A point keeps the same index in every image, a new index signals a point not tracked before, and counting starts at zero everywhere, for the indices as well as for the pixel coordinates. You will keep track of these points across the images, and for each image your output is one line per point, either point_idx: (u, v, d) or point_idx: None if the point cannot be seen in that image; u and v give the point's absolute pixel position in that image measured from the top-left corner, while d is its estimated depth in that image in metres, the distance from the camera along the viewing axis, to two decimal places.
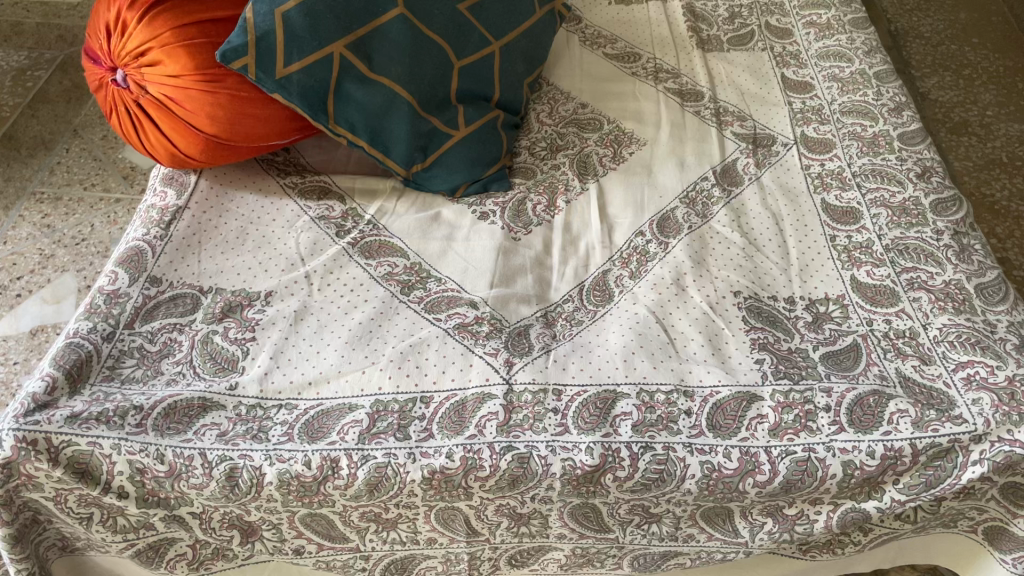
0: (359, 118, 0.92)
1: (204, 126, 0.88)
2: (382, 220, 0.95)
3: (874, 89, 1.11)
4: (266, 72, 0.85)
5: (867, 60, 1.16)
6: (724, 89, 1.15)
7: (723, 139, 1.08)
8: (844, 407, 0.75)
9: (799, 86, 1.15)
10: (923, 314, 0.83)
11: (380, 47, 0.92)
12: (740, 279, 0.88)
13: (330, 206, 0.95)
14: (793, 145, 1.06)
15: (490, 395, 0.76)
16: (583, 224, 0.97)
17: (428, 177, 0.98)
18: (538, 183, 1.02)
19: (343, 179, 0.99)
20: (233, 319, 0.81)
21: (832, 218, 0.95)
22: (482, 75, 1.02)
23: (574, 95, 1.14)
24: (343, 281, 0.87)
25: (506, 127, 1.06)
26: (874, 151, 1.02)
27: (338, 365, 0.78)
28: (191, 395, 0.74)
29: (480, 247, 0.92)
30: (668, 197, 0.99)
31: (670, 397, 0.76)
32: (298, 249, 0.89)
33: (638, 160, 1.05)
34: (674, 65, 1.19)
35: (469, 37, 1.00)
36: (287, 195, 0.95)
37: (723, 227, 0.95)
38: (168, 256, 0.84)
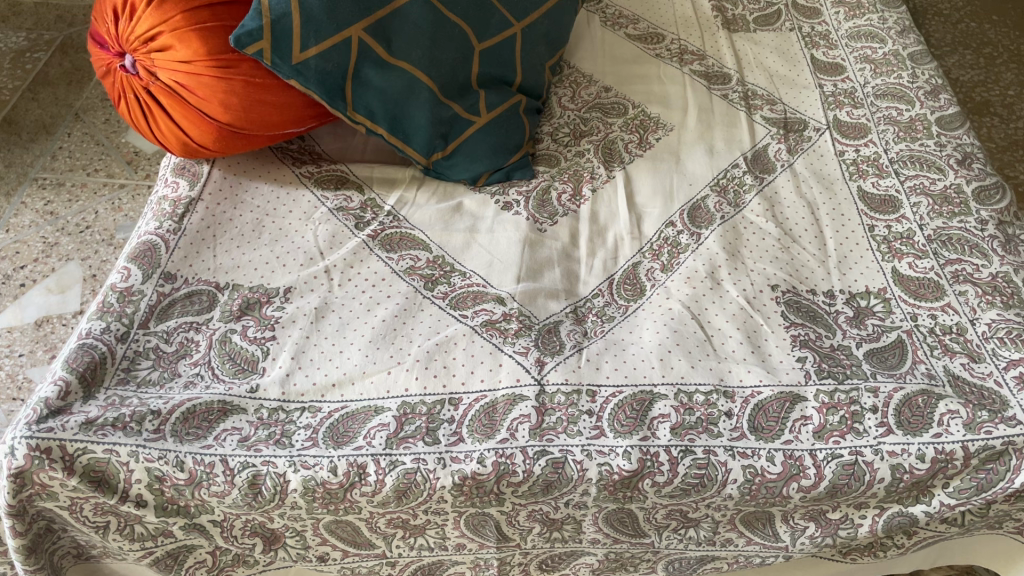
0: (378, 105, 0.89)
1: (218, 115, 0.84)
2: (402, 211, 0.91)
3: (909, 71, 1.07)
4: (282, 57, 0.82)
5: (901, 41, 1.11)
6: (752, 71, 1.11)
7: (752, 123, 1.04)
8: (892, 408, 0.72)
9: (830, 68, 1.11)
10: (970, 309, 0.79)
11: (400, 30, 0.88)
12: (777, 272, 0.85)
13: (348, 196, 0.92)
14: (826, 130, 1.02)
15: (521, 396, 0.73)
16: (611, 214, 0.93)
17: (449, 165, 0.95)
18: (562, 171, 0.98)
19: (360, 168, 0.95)
20: (251, 317, 0.78)
21: (870, 207, 0.92)
22: (504, 57, 0.98)
23: (597, 78, 1.10)
24: (365, 276, 0.83)
25: (528, 112, 1.02)
26: (912, 136, 0.98)
27: (362, 365, 0.74)
28: (209, 399, 0.71)
29: (505, 238, 0.89)
30: (698, 185, 0.96)
31: (710, 398, 0.73)
32: (317, 243, 0.86)
33: (665, 147, 1.01)
34: (699, 46, 1.15)
35: (490, 18, 0.96)
36: (303, 185, 0.92)
37: (757, 217, 0.91)
38: (182, 251, 0.81)
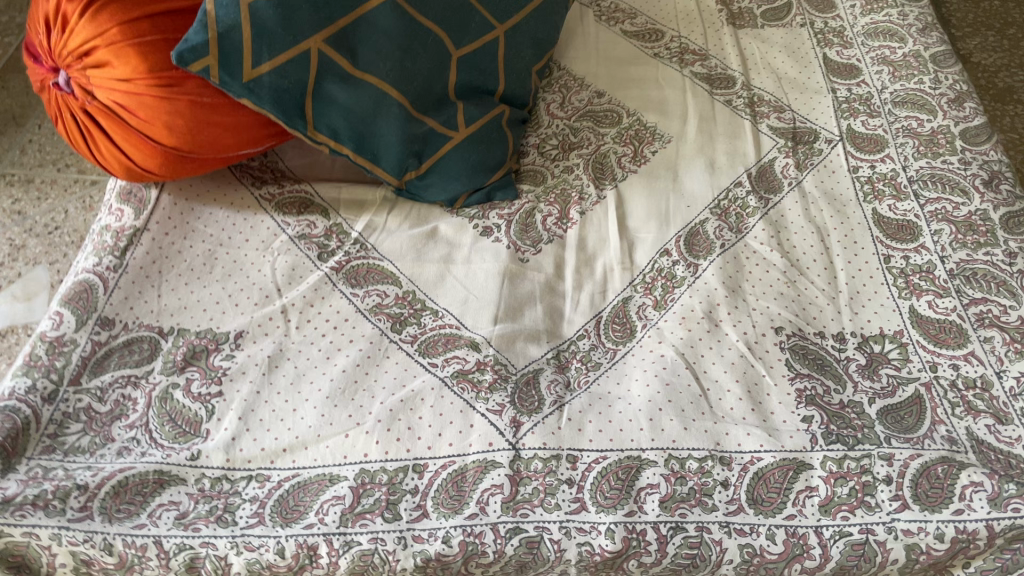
0: (342, 123, 0.80)
1: (162, 138, 0.76)
2: (370, 238, 0.83)
3: (931, 75, 0.97)
4: (231, 75, 0.73)
5: (923, 40, 1.02)
6: (759, 73, 1.02)
7: (758, 134, 0.95)
8: (908, 480, 0.64)
9: (845, 70, 1.01)
10: (996, 360, 0.71)
11: (366, 39, 0.79)
12: (782, 312, 0.77)
13: (311, 222, 0.83)
14: (839, 142, 0.93)
15: (493, 463, 0.66)
16: (600, 241, 0.85)
17: (424, 186, 0.86)
18: (549, 190, 0.90)
19: (327, 188, 0.87)
20: (197, 368, 0.70)
21: (886, 234, 0.83)
22: (485, 64, 0.89)
23: (589, 82, 1.01)
24: (326, 316, 0.76)
25: (513, 122, 0.93)
26: (933, 152, 0.89)
27: (317, 427, 0.67)
28: (144, 469, 0.63)
29: (482, 271, 0.81)
30: (697, 207, 0.87)
31: (704, 465, 0.66)
32: (274, 278, 0.78)
33: (662, 162, 0.92)
34: (701, 44, 1.05)
35: (469, 22, 0.87)
36: (263, 209, 0.84)
37: (760, 246, 0.83)
38: (122, 291, 0.73)
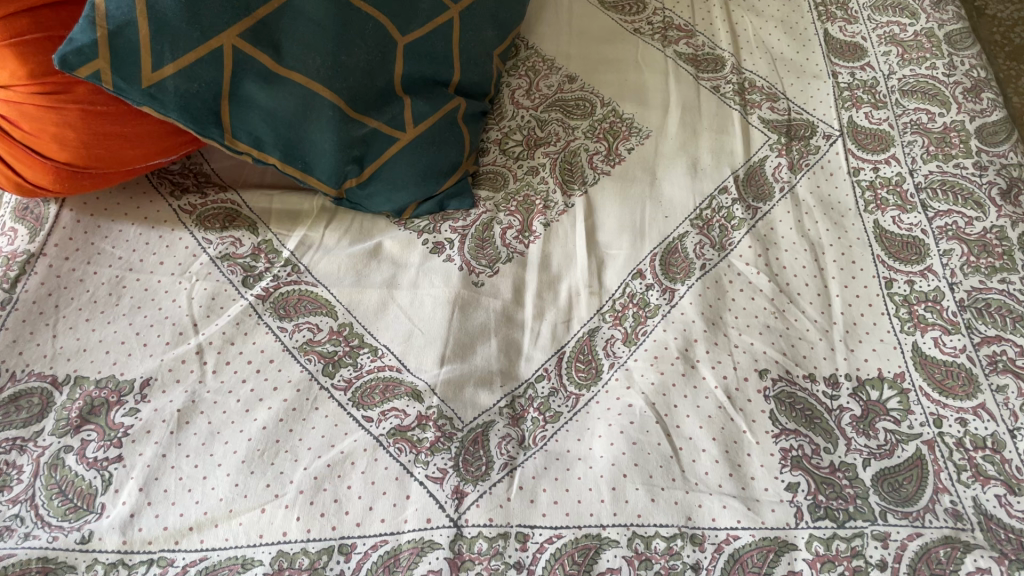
0: (266, 130, 0.70)
1: (52, 152, 0.65)
2: (304, 259, 0.73)
3: (946, 59, 0.86)
4: (127, 80, 0.62)
5: (938, 15, 0.90)
6: (752, 53, 0.91)
7: (748, 127, 0.84)
8: (905, 565, 0.55)
9: (848, 50, 0.90)
10: (1009, 415, 0.63)
11: (290, 31, 0.68)
12: (768, 351, 0.68)
13: (237, 239, 0.73)
14: (838, 138, 0.83)
15: (431, 543, 0.57)
16: (566, 259, 0.75)
17: (366, 196, 0.76)
18: (509, 196, 0.80)
19: (256, 198, 0.77)
20: (95, 426, 0.61)
21: (888, 252, 0.74)
22: (437, 51, 0.78)
23: (560, 64, 0.90)
24: (247, 358, 0.66)
25: (471, 117, 0.82)
26: (945, 153, 0.79)
27: (229, 500, 0.58)
28: (26, 557, 0.55)
29: (430, 298, 0.71)
30: (676, 218, 0.78)
31: (673, 546, 0.57)
32: (190, 310, 0.68)
33: (638, 161, 0.82)
34: (687, 18, 0.94)
35: (415, 3, 0.76)
36: (181, 224, 0.74)
37: (746, 266, 0.73)
38: (11, 333, 0.64)
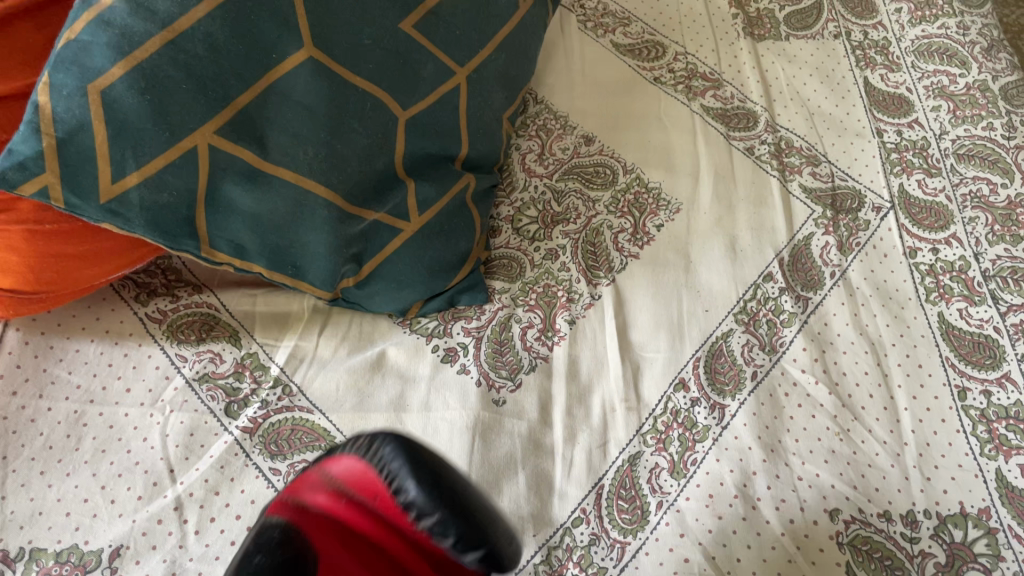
0: (250, 235, 0.59)
1: None
2: (295, 376, 0.63)
3: (1004, 118, 0.77)
4: (82, 195, 0.52)
5: (990, 65, 0.81)
6: (787, 107, 0.81)
7: (789, 198, 0.75)
8: None
9: (893, 103, 0.81)
10: None
11: (277, 119, 0.57)
12: (835, 485, 0.59)
13: (216, 353, 0.63)
14: (890, 211, 0.74)
15: None
16: (597, 365, 0.66)
17: (365, 295, 0.66)
18: (527, 287, 0.70)
19: (236, 299, 0.66)
20: None
21: (958, 353, 0.66)
22: (444, 123, 0.67)
23: (574, 122, 0.80)
24: (235, 511, 0.56)
25: (480, 195, 0.72)
26: (1011, 233, 0.71)
27: None
28: None
29: (445, 423, 0.62)
30: (717, 312, 0.69)
31: None
32: (165, 452, 0.58)
33: (669, 241, 0.72)
34: (713, 64, 0.84)
35: (419, 70, 0.64)
36: (149, 336, 0.63)
37: (802, 375, 0.65)
38: None
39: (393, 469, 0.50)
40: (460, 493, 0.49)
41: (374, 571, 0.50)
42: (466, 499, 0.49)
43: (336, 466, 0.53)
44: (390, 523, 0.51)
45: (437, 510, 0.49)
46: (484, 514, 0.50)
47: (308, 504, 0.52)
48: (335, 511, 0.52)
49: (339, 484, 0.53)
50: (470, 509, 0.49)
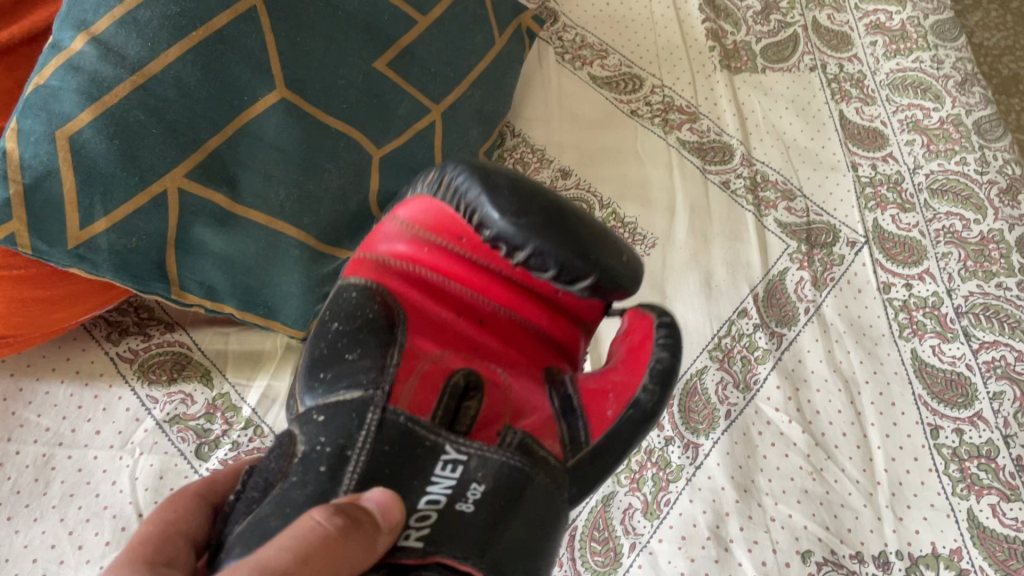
0: (222, 278, 0.58)
1: None
2: (267, 419, 0.63)
3: (977, 152, 0.77)
4: (50, 241, 0.51)
5: (964, 99, 0.81)
6: (763, 140, 0.81)
7: (764, 233, 0.76)
8: None
9: (867, 136, 0.82)
10: None
11: (249, 161, 0.57)
12: (808, 525, 0.60)
13: (187, 393, 0.63)
14: (864, 246, 0.74)
15: None
16: None
17: None
18: None
19: (209, 337, 0.65)
20: None
21: (931, 391, 0.66)
22: (418, 161, 0.67)
23: (551, 155, 0.80)
24: None
25: None
26: (984, 269, 0.71)
27: None
28: None
29: None
30: (692, 349, 0.69)
31: None
32: (134, 497, 0.57)
33: (646, 276, 0.72)
34: (689, 97, 0.84)
35: (394, 109, 0.64)
36: (120, 376, 0.62)
37: (776, 413, 0.65)
38: None
39: (473, 203, 0.48)
40: (575, 246, 0.46)
41: (478, 335, 0.54)
42: (557, 222, 0.47)
43: (400, 212, 0.55)
44: (479, 256, 0.54)
45: (529, 243, 0.46)
46: (585, 235, 0.47)
47: (386, 255, 0.54)
48: (421, 263, 0.54)
49: (417, 231, 0.54)
50: (561, 229, 0.46)
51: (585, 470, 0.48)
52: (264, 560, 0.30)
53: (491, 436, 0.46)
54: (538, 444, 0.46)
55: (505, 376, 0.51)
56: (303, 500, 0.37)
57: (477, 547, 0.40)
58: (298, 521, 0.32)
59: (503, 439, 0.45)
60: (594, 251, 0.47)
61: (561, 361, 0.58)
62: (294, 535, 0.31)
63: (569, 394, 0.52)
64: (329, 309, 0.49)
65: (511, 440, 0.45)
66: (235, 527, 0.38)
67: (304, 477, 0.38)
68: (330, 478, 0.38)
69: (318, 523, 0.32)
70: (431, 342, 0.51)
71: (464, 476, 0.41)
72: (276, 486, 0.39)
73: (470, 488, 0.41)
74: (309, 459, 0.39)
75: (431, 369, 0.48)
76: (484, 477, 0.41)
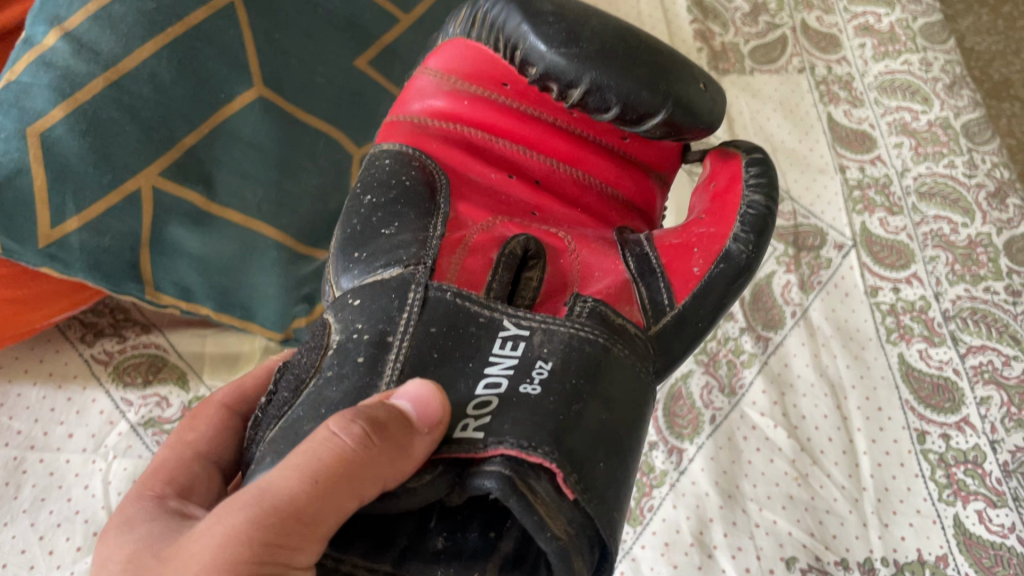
0: (196, 278, 0.56)
1: None
2: None
3: (965, 155, 0.77)
4: (20, 240, 0.50)
5: (952, 101, 0.81)
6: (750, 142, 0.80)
7: None
8: None
9: (855, 139, 0.80)
10: None
11: (226, 158, 0.56)
12: (793, 531, 0.59)
13: (162, 396, 0.61)
14: (851, 249, 0.73)
15: None
16: None
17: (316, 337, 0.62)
18: None
19: (186, 339, 0.64)
20: None
21: (918, 397, 0.66)
22: None
23: None
24: None
25: None
26: (972, 273, 0.71)
27: None
28: None
29: None
30: None
31: None
32: (106, 500, 0.56)
33: None
34: None
35: (374, 108, 0.63)
36: (94, 378, 0.61)
37: (761, 418, 0.64)
38: None
39: (520, 36, 0.48)
40: (645, 76, 0.46)
41: (530, 192, 0.51)
42: (613, 50, 0.46)
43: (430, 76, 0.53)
44: (527, 105, 0.53)
45: (586, 76, 0.46)
46: (647, 60, 0.47)
47: (421, 112, 0.52)
48: (461, 116, 0.52)
49: (455, 83, 0.52)
50: (618, 57, 0.46)
51: (669, 340, 0.46)
52: (276, 478, 0.30)
53: (557, 308, 0.44)
54: (606, 318, 0.42)
55: (570, 243, 0.49)
56: (338, 398, 0.35)
57: (549, 434, 0.33)
58: (316, 431, 0.31)
59: (570, 310, 0.42)
60: (661, 76, 0.47)
61: (632, 220, 0.56)
62: (314, 449, 0.30)
63: (647, 253, 0.48)
64: (363, 179, 0.47)
65: (581, 310, 0.41)
66: (267, 432, 0.36)
67: (339, 371, 0.36)
68: (369, 370, 0.36)
69: (336, 437, 0.31)
70: (484, 210, 0.48)
71: (528, 354, 0.36)
72: (310, 383, 0.37)
73: (536, 366, 0.36)
74: (346, 350, 0.37)
75: (481, 237, 0.46)
76: (551, 354, 0.36)
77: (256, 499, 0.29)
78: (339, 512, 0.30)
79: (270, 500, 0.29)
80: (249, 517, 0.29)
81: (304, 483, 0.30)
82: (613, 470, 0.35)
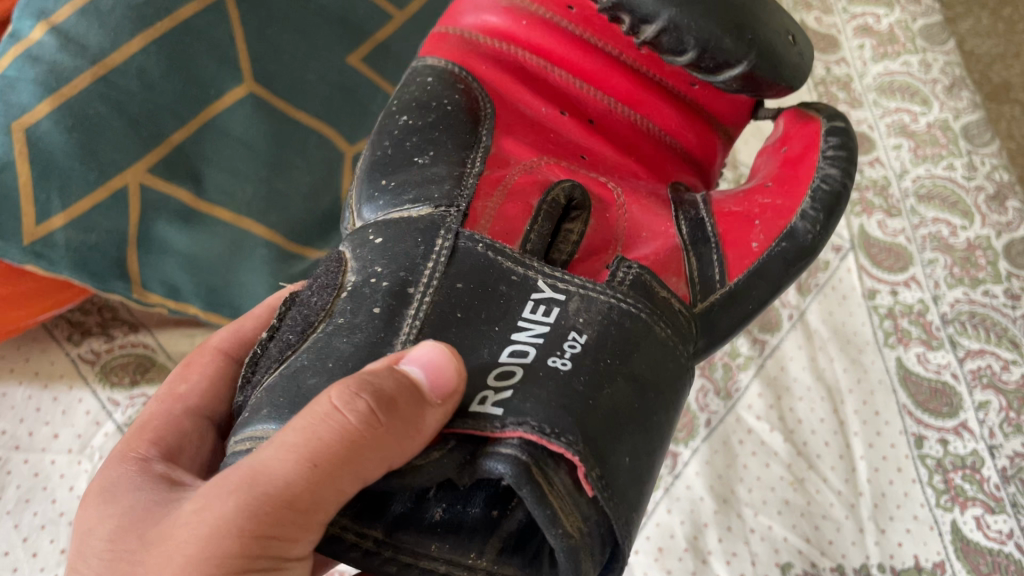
0: (184, 276, 0.56)
1: None
2: None
3: (964, 158, 0.77)
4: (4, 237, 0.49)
5: (951, 103, 0.80)
6: (747, 142, 0.79)
7: None
8: None
9: (854, 140, 0.80)
10: None
11: (215, 155, 0.55)
12: (788, 538, 0.59)
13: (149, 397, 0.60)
14: (849, 252, 0.72)
15: None
16: None
17: None
18: None
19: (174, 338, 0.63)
20: None
21: (915, 401, 0.65)
22: None
23: None
24: None
25: None
26: (971, 276, 0.70)
27: None
28: None
29: None
30: None
31: None
32: None
33: None
34: None
35: (367, 105, 0.62)
36: (81, 378, 0.60)
37: (757, 422, 0.63)
38: None
39: None
40: (724, 19, 0.42)
41: (582, 133, 0.49)
42: None
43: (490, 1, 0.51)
44: (591, 33, 0.50)
45: (664, 12, 0.41)
46: (735, 9, 0.42)
47: (474, 28, 0.50)
48: (517, 40, 0.50)
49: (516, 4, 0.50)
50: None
51: (715, 315, 0.43)
52: (267, 455, 0.30)
53: (596, 267, 0.42)
54: (650, 295, 0.39)
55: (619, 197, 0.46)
56: (349, 351, 0.34)
57: (572, 418, 0.31)
58: (313, 400, 0.30)
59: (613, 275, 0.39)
60: (745, 28, 0.42)
61: (688, 173, 0.53)
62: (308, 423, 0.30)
63: (701, 220, 0.46)
64: (400, 97, 0.46)
65: (624, 277, 0.39)
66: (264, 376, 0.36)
67: (353, 318, 0.35)
68: (385, 323, 0.34)
69: (328, 412, 0.30)
70: (527, 148, 0.46)
71: (561, 322, 0.34)
72: (317, 329, 0.35)
73: (569, 338, 0.34)
74: (362, 295, 0.35)
75: (521, 178, 0.43)
76: (587, 324, 0.34)
77: (248, 478, 0.29)
78: (337, 495, 0.30)
79: (260, 480, 0.29)
80: (241, 501, 0.29)
81: (296, 462, 0.29)
82: (639, 463, 0.34)
